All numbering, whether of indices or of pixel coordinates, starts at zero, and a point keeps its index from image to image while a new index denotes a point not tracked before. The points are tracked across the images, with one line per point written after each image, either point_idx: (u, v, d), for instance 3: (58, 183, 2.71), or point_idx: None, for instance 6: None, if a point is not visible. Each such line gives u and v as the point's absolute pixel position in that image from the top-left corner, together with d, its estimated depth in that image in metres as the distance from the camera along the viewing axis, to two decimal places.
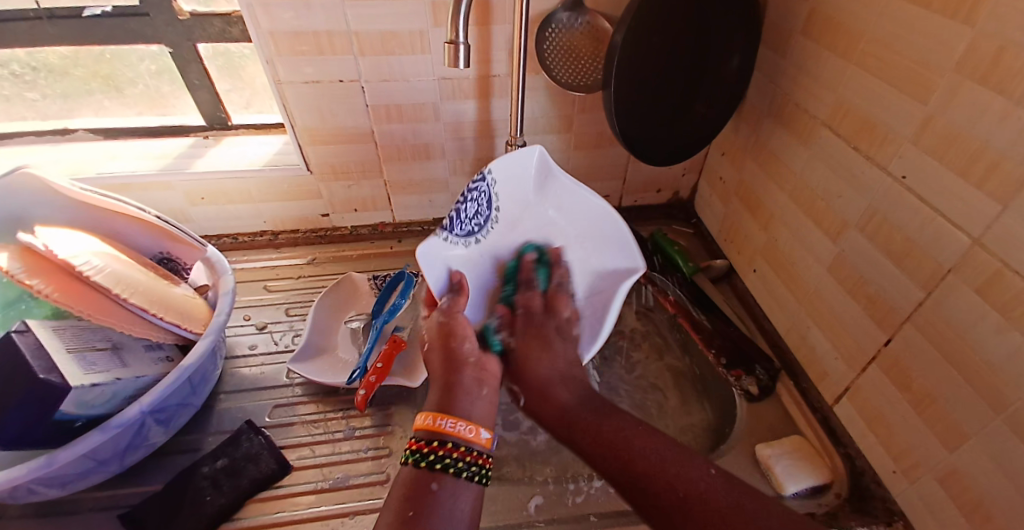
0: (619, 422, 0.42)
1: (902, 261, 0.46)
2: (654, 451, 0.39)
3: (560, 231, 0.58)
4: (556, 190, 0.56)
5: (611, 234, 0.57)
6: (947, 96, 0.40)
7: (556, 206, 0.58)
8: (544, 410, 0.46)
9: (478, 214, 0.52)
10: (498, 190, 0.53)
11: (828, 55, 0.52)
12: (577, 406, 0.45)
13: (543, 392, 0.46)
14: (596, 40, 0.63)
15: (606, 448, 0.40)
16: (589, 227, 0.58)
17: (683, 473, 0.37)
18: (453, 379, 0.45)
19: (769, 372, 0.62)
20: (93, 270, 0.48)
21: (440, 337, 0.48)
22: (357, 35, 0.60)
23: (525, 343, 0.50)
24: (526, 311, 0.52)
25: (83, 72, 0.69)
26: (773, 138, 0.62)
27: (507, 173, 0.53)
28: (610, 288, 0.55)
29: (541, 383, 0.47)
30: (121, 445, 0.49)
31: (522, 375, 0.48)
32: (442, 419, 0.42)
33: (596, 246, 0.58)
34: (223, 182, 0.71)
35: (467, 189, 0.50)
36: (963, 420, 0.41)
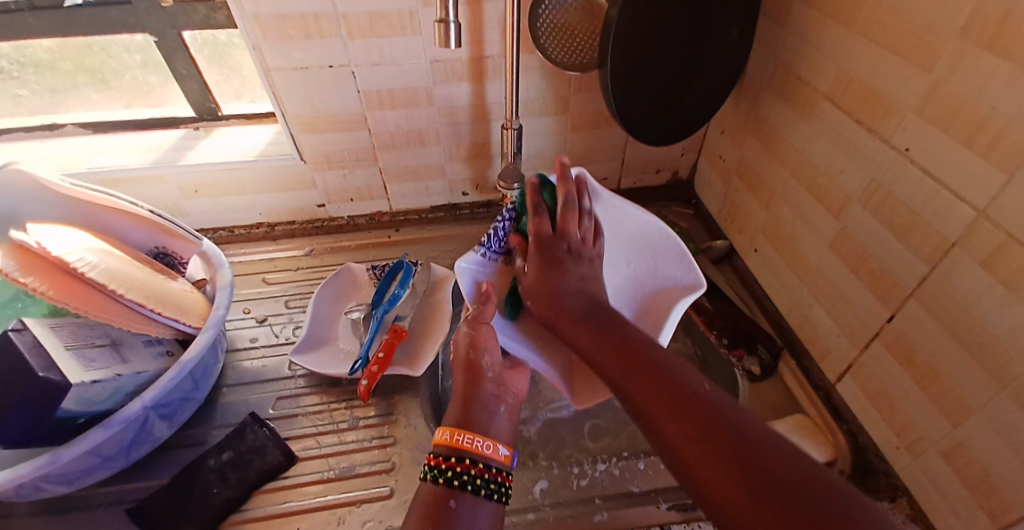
0: (644, 340, 0.42)
1: (906, 236, 0.45)
2: (678, 371, 0.39)
3: (608, 253, 0.56)
4: (608, 210, 0.55)
5: (666, 249, 0.54)
6: (952, 63, 0.39)
7: (602, 226, 0.56)
8: (558, 319, 0.45)
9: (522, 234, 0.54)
10: None
11: (830, 25, 0.50)
12: (596, 318, 0.44)
13: (559, 299, 0.46)
14: (591, 17, 0.61)
15: (630, 364, 0.40)
16: (639, 242, 0.55)
17: (707, 395, 0.37)
18: (472, 394, 0.46)
19: (773, 351, 0.62)
20: (88, 266, 0.47)
21: (464, 348, 0.47)
22: (345, 17, 0.58)
23: (541, 265, 0.48)
24: (538, 240, 0.49)
25: (68, 65, 0.67)
26: (773, 114, 0.61)
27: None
28: (667, 304, 0.53)
29: (559, 294, 0.46)
30: (125, 440, 0.49)
31: (540, 287, 0.47)
32: (460, 434, 0.42)
33: (646, 264, 0.55)
34: (216, 174, 0.70)
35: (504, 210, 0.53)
36: (967, 394, 0.41)
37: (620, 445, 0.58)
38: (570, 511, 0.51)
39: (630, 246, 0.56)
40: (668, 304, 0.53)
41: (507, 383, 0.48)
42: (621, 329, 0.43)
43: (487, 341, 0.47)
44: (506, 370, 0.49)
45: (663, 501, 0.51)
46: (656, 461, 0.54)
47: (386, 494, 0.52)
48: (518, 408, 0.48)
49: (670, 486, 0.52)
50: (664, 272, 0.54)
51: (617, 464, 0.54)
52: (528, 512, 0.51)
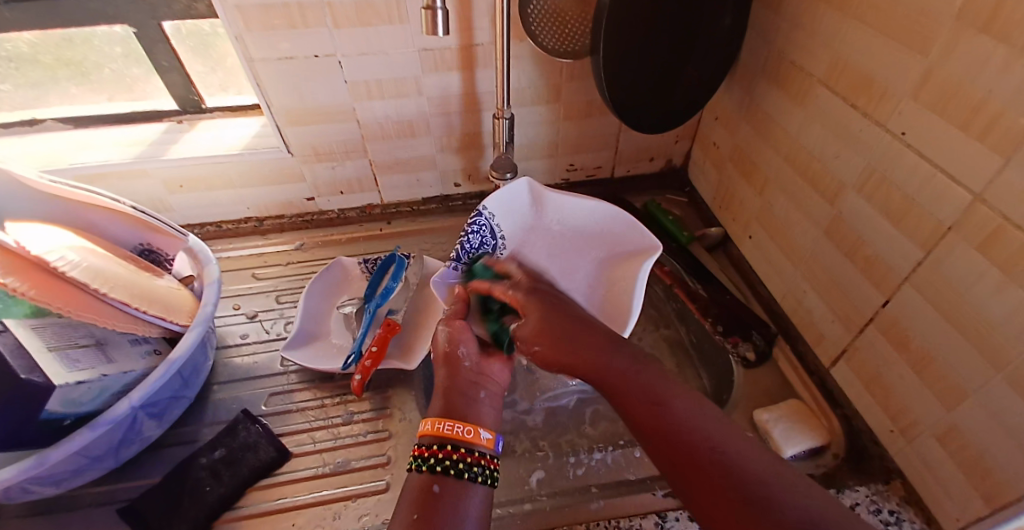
0: (655, 377, 0.40)
1: (901, 220, 0.45)
2: (693, 415, 0.37)
3: (571, 241, 0.62)
4: (560, 207, 0.61)
5: (619, 224, 0.59)
6: (948, 46, 0.38)
7: (558, 220, 0.62)
8: (571, 365, 0.43)
9: (485, 243, 0.58)
10: (497, 221, 0.59)
11: (824, 9, 0.50)
12: (610, 357, 0.42)
13: (568, 344, 0.43)
14: (581, 3, 0.60)
15: (643, 408, 0.38)
16: (596, 231, 0.61)
17: (712, 434, 0.35)
18: (452, 385, 0.45)
19: (766, 336, 0.61)
20: (69, 266, 0.46)
21: (443, 343, 0.48)
22: (330, 6, 0.57)
23: (538, 308, 0.47)
24: (521, 286, 0.50)
25: (49, 59, 0.65)
26: (767, 99, 0.60)
27: (502, 203, 0.59)
28: (629, 268, 0.57)
29: (571, 337, 0.44)
30: (114, 441, 0.48)
31: (550, 333, 0.44)
32: (441, 422, 0.42)
33: (604, 243, 0.61)
34: (201, 168, 0.69)
35: (468, 223, 0.56)
36: (962, 378, 0.41)
37: (617, 435, 0.58)
38: (567, 501, 0.50)
39: (586, 234, 0.61)
40: (630, 269, 0.57)
41: (487, 371, 0.48)
42: (632, 367, 0.41)
43: (463, 335, 0.48)
44: (484, 359, 0.48)
45: (659, 488, 0.50)
46: None
47: (382, 487, 0.52)
48: (500, 396, 0.47)
49: None
50: (623, 245, 0.59)
51: (613, 453, 0.54)
52: (525, 503, 0.51)
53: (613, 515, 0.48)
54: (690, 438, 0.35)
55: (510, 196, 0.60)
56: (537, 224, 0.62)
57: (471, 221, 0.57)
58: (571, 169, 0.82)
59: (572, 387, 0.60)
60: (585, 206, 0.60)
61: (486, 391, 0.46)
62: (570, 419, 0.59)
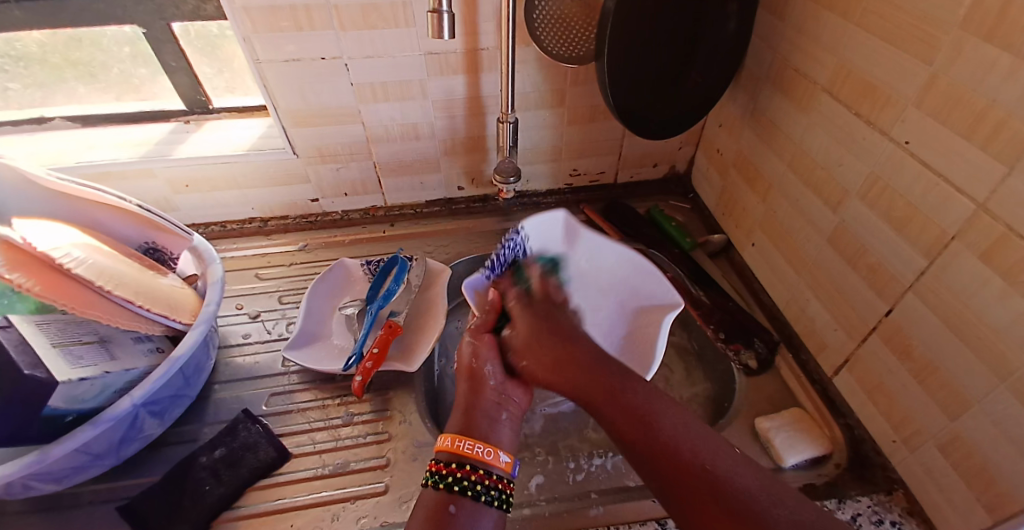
0: (642, 394, 0.42)
1: (904, 228, 0.45)
2: (681, 431, 0.39)
3: (598, 280, 0.60)
4: (587, 246, 0.60)
5: (644, 275, 0.58)
6: (953, 53, 0.38)
7: (588, 256, 0.60)
8: (560, 381, 0.45)
9: (516, 263, 0.57)
10: (531, 245, 0.58)
11: (829, 16, 0.50)
12: (597, 374, 0.44)
13: (553, 353, 0.46)
14: (586, 8, 0.60)
15: (632, 425, 0.40)
16: (618, 276, 0.60)
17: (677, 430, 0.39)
18: (474, 402, 0.45)
19: (768, 344, 0.61)
20: (75, 262, 0.47)
21: (467, 358, 0.48)
22: (336, 8, 0.57)
23: (532, 326, 0.49)
24: (521, 300, 0.52)
25: (56, 59, 0.66)
26: (771, 106, 0.61)
27: (538, 229, 0.57)
28: (652, 324, 0.56)
29: (556, 349, 0.46)
30: (115, 438, 0.48)
31: (540, 347, 0.47)
32: (460, 441, 0.42)
33: (629, 291, 0.59)
34: (206, 168, 0.69)
35: (504, 241, 0.55)
36: (966, 387, 0.41)
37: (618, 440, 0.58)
38: (566, 506, 0.50)
39: (609, 278, 0.60)
40: (652, 326, 0.56)
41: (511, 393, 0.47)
42: (621, 383, 0.42)
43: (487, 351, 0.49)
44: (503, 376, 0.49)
45: None
46: None
47: (382, 490, 0.51)
48: (521, 418, 0.47)
49: None
50: (648, 296, 0.58)
51: (613, 458, 0.54)
52: (525, 508, 0.50)
53: (612, 521, 0.48)
54: (680, 454, 0.37)
55: (541, 226, 0.57)
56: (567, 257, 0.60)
57: (506, 241, 0.55)
58: (575, 174, 0.82)
59: None
60: (615, 253, 0.59)
61: (510, 412, 0.46)
62: (571, 424, 0.59)
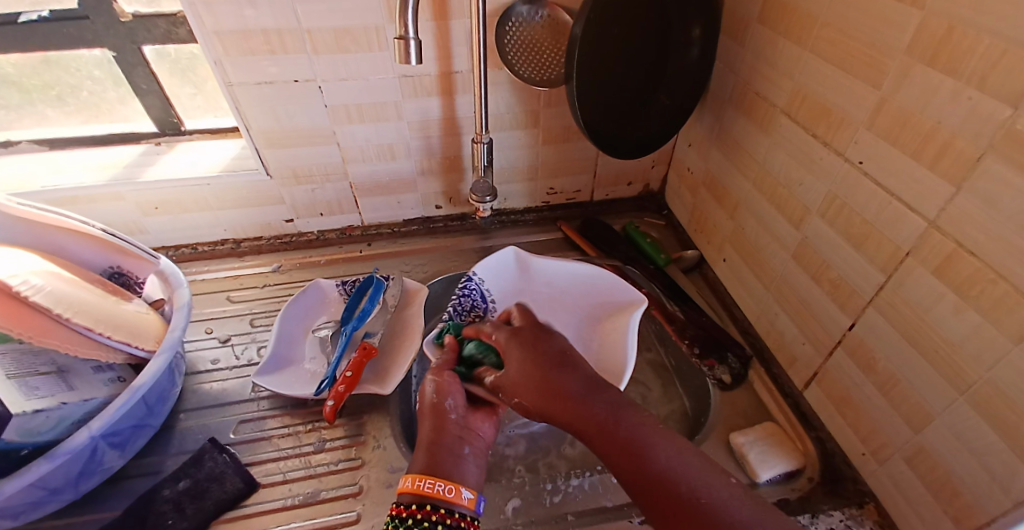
0: (634, 424, 0.38)
1: (862, 245, 0.46)
2: (674, 459, 0.36)
3: (560, 301, 0.65)
4: (542, 273, 0.64)
5: (604, 283, 0.63)
6: (900, 78, 0.40)
7: (546, 283, 0.65)
8: (553, 412, 0.42)
9: (475, 307, 0.61)
10: (488, 285, 0.63)
11: (784, 42, 0.52)
12: (591, 402, 0.41)
13: (542, 382, 0.43)
14: (557, 33, 0.63)
15: (622, 455, 0.37)
16: (579, 291, 0.64)
17: (662, 455, 0.36)
18: (437, 439, 0.44)
19: (741, 358, 0.62)
20: (33, 290, 0.45)
21: (430, 394, 0.48)
22: (308, 32, 0.58)
23: (523, 359, 0.46)
24: (507, 330, 0.50)
25: (25, 81, 0.65)
26: (735, 127, 0.62)
27: (492, 272, 0.64)
28: (621, 323, 0.60)
29: (545, 378, 0.43)
30: (74, 472, 0.47)
31: (529, 381, 0.44)
32: (421, 480, 0.40)
33: (591, 299, 0.64)
34: (176, 191, 0.68)
35: (460, 285, 0.61)
36: (927, 400, 0.42)
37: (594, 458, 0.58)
38: None
39: (568, 298, 0.65)
40: (621, 323, 0.60)
41: (473, 426, 0.47)
42: (614, 410, 0.39)
43: (451, 387, 0.48)
44: (471, 413, 0.48)
45: (636, 515, 0.50)
46: None
47: (353, 519, 0.50)
48: (485, 453, 0.46)
49: None
50: (610, 300, 0.62)
51: (591, 478, 0.54)
52: None
53: None
54: (673, 485, 0.34)
55: (495, 266, 0.64)
56: (526, 288, 0.65)
57: (463, 283, 0.61)
58: (551, 193, 0.83)
59: None
60: (572, 268, 0.63)
61: (472, 446, 0.45)
62: (550, 440, 0.59)
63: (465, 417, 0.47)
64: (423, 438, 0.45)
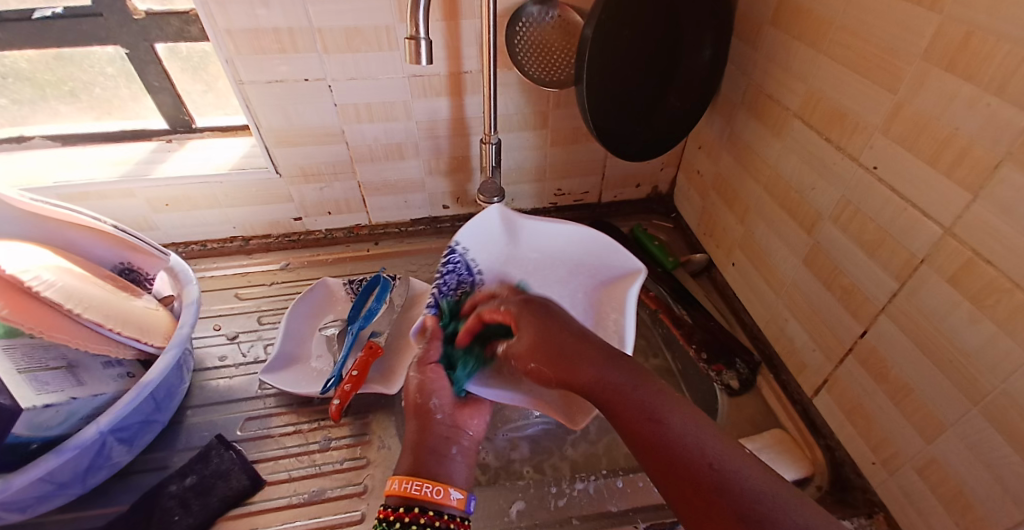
0: (651, 395, 0.37)
1: (876, 251, 0.45)
2: (690, 430, 0.35)
3: (548, 270, 0.60)
4: (529, 236, 0.59)
5: (599, 248, 0.58)
6: (917, 83, 0.39)
7: (535, 248, 0.60)
8: (566, 380, 0.41)
9: (460, 283, 0.56)
10: (473, 256, 0.57)
11: (798, 45, 0.51)
12: (606, 370, 0.39)
13: (552, 351, 0.42)
14: (568, 35, 0.63)
15: (640, 423, 0.36)
16: (574, 254, 0.59)
17: (675, 423, 0.35)
18: (423, 439, 0.44)
19: (750, 364, 0.62)
20: (43, 285, 0.46)
21: (413, 392, 0.47)
22: (320, 32, 0.58)
23: (534, 326, 0.45)
24: (517, 304, 0.48)
25: (39, 77, 0.65)
26: (746, 130, 0.62)
27: (475, 236, 0.57)
28: (619, 293, 0.56)
29: (559, 347, 0.42)
30: (82, 466, 0.47)
31: (545, 343, 0.43)
32: (409, 481, 0.40)
33: (586, 266, 0.60)
34: (187, 188, 0.69)
35: (442, 263, 0.54)
36: (941, 410, 0.41)
37: (598, 461, 0.57)
38: None
39: (562, 264, 0.60)
40: (618, 294, 0.57)
41: (461, 424, 0.46)
42: (631, 381, 0.38)
43: (436, 384, 0.47)
44: (460, 409, 0.47)
45: (642, 520, 0.50)
46: (635, 478, 0.54)
47: (357, 518, 0.50)
48: (475, 449, 0.46)
49: (648, 504, 0.51)
50: (606, 265, 0.58)
51: (595, 482, 0.53)
52: None
53: None
54: (686, 454, 0.33)
55: (481, 228, 0.58)
56: (513, 253, 0.60)
57: (445, 260, 0.55)
58: (558, 194, 0.82)
59: (538, 416, 0.60)
60: (563, 232, 0.57)
61: (458, 445, 0.45)
62: (553, 441, 0.59)
63: (449, 414, 0.46)
64: (410, 438, 0.45)
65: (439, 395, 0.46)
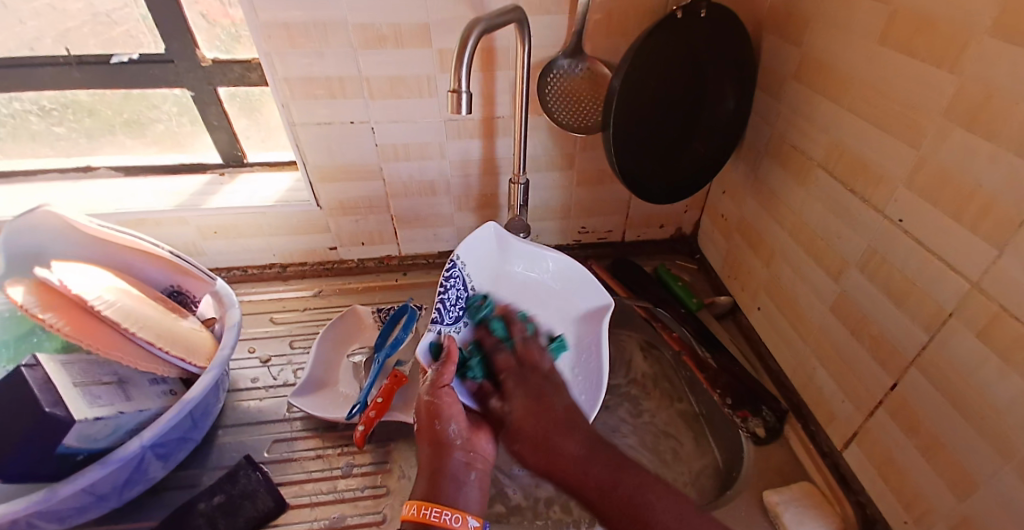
0: (636, 488, 0.42)
1: (903, 301, 0.45)
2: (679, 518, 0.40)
3: (536, 293, 0.66)
4: (516, 257, 0.66)
5: (582, 281, 0.64)
6: (938, 139, 0.40)
7: (524, 267, 0.66)
8: (553, 469, 0.44)
9: (460, 298, 0.60)
10: (469, 271, 0.62)
11: (820, 99, 0.53)
12: (591, 464, 0.43)
13: (541, 439, 0.46)
14: (595, 84, 0.66)
15: (629, 512, 0.40)
16: (554, 277, 0.66)
17: (655, 509, 0.40)
18: (439, 466, 0.45)
19: (777, 413, 0.61)
20: (104, 305, 0.49)
21: (427, 418, 0.47)
22: (366, 79, 0.63)
23: (524, 402, 0.49)
24: (521, 373, 0.53)
25: (110, 114, 0.72)
26: (771, 177, 0.63)
27: (473, 251, 0.62)
28: (594, 325, 0.61)
29: (543, 435, 0.46)
30: (120, 480, 0.49)
31: (535, 425, 0.47)
32: (427, 508, 0.41)
33: (564, 290, 0.65)
34: (236, 217, 0.73)
35: (443, 278, 0.58)
36: (974, 468, 0.40)
37: None
38: None
39: (545, 286, 0.66)
40: (595, 325, 0.61)
41: (478, 447, 0.47)
42: (614, 473, 0.43)
43: (453, 409, 0.47)
44: (474, 432, 0.48)
45: None
46: None
47: None
48: (490, 473, 0.47)
49: None
50: (583, 292, 0.64)
51: None
52: None
53: None
54: None
55: (477, 244, 0.63)
56: (503, 271, 0.66)
57: (448, 273, 0.59)
58: (582, 232, 0.84)
59: None
60: (547, 258, 0.65)
61: (478, 470, 0.45)
62: None
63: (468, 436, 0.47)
64: (423, 461, 0.46)
65: (454, 420, 0.47)
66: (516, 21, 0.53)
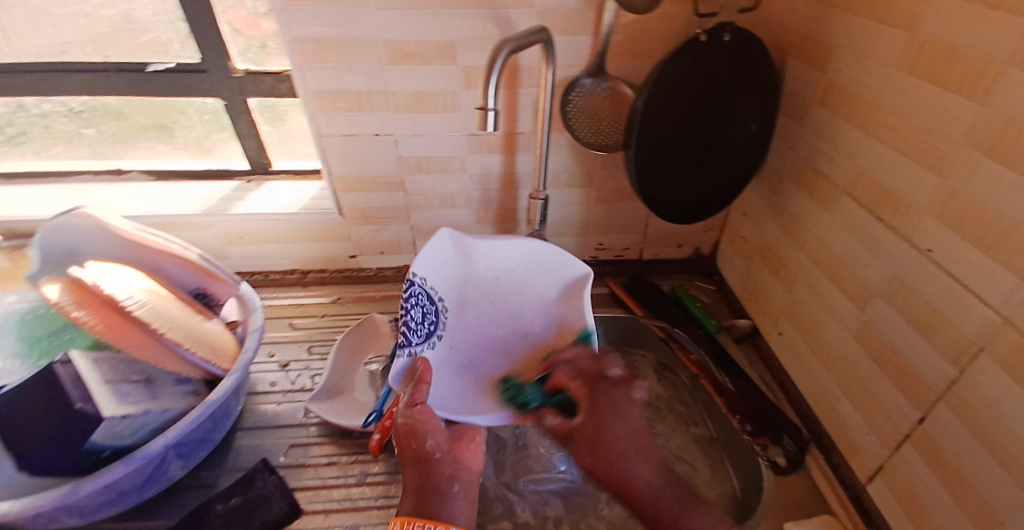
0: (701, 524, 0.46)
1: (931, 333, 0.44)
2: None
3: (506, 283, 0.61)
4: (478, 256, 0.60)
5: (549, 255, 0.60)
6: (967, 170, 0.40)
7: (491, 267, 0.61)
8: (622, 492, 0.49)
9: (426, 314, 0.54)
10: (429, 282, 0.56)
11: (846, 126, 0.53)
12: (660, 495, 0.48)
13: (613, 459, 0.50)
14: (615, 103, 0.66)
15: None
16: (523, 266, 0.61)
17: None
18: (425, 483, 0.48)
19: (798, 443, 0.60)
20: (137, 305, 0.51)
21: (406, 437, 0.49)
22: (392, 94, 0.64)
23: (594, 418, 0.51)
24: (588, 380, 0.53)
25: (144, 120, 0.75)
26: (794, 201, 0.63)
27: (428, 263, 0.56)
28: (575, 305, 0.59)
29: (614, 455, 0.50)
30: (141, 477, 0.50)
31: (603, 445, 0.50)
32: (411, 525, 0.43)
33: (539, 274, 0.61)
34: (260, 224, 0.75)
35: (404, 301, 0.51)
36: (1000, 508, 0.39)
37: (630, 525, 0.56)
38: None
39: (517, 276, 0.61)
40: (576, 301, 0.59)
41: (461, 460, 0.50)
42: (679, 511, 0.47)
43: (431, 425, 0.49)
44: (456, 446, 0.51)
45: None
46: None
47: None
48: (475, 483, 0.50)
49: None
50: (560, 272, 0.61)
51: None
52: None
53: None
54: None
55: (434, 253, 0.57)
56: (466, 273, 0.61)
57: (406, 293, 0.52)
58: (599, 249, 0.84)
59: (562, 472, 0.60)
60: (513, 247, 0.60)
61: (460, 482, 0.49)
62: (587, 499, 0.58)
63: (448, 451, 0.50)
64: (409, 483, 0.49)
65: (433, 437, 0.48)
66: (542, 42, 0.54)
